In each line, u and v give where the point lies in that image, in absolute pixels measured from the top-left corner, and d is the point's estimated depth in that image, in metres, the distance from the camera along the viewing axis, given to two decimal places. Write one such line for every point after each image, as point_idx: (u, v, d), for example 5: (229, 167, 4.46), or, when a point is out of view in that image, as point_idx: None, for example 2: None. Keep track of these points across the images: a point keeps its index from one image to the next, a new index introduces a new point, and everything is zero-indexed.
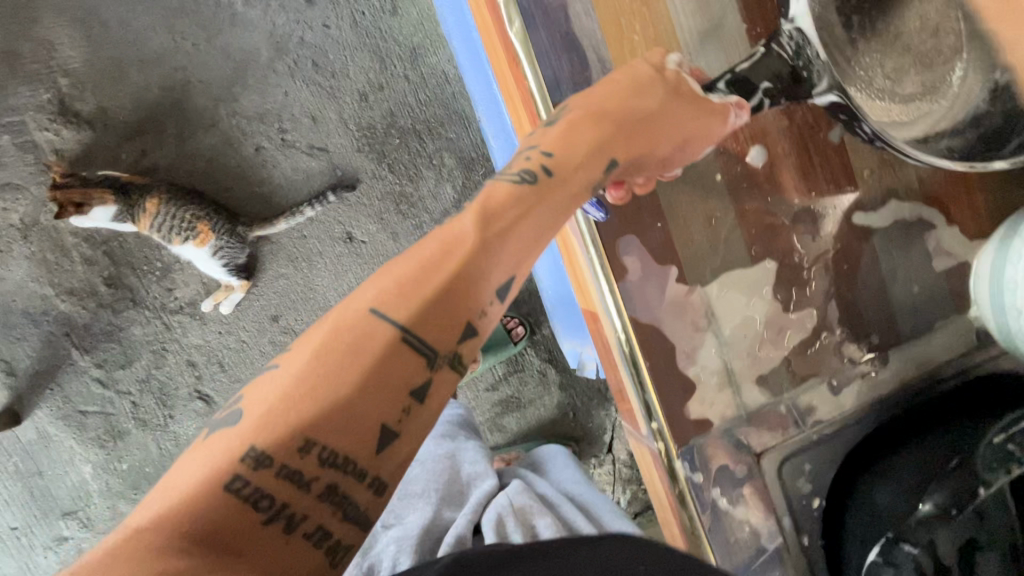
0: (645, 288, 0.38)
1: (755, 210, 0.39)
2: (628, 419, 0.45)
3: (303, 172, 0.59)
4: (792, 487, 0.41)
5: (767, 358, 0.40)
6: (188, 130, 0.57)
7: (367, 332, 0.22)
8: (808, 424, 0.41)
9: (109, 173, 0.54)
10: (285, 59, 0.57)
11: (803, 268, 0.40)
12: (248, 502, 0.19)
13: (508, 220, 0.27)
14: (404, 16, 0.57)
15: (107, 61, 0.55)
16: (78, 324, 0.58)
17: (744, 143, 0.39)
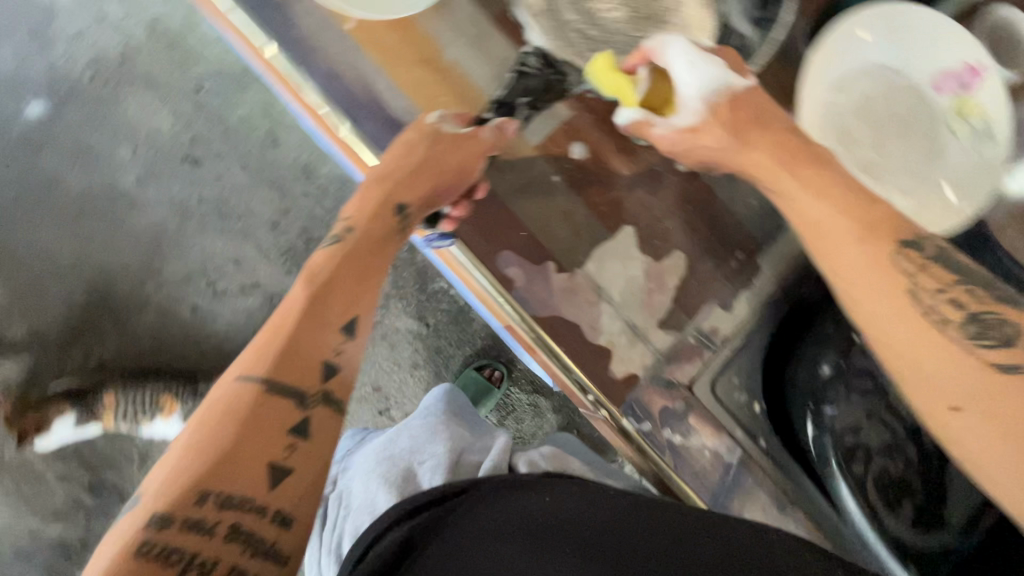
0: (533, 288, 0.44)
1: (597, 191, 0.46)
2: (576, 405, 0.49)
3: (242, 312, 0.68)
4: (731, 401, 0.46)
5: (660, 303, 0.46)
6: (125, 316, 0.67)
7: (235, 397, 0.28)
8: (719, 343, 0.46)
9: (64, 384, 0.65)
10: (190, 220, 0.67)
11: (658, 220, 0.47)
12: (161, 560, 0.24)
13: (328, 278, 0.35)
14: (284, 145, 0.67)
15: (27, 290, 0.66)
16: (74, 540, 0.66)
17: (565, 144, 0.46)
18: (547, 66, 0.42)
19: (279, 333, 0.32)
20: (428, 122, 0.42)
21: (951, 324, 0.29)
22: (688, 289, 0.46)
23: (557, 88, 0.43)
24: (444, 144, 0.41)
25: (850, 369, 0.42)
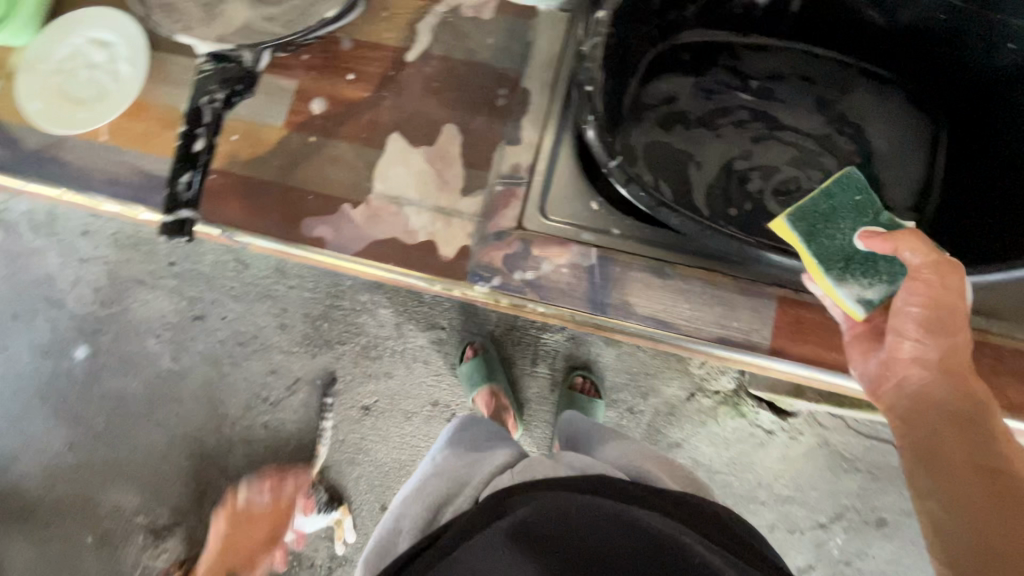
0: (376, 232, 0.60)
1: (369, 116, 0.64)
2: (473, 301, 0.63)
3: (301, 405, 1.28)
4: (563, 211, 0.60)
5: (454, 168, 0.62)
6: (227, 460, 1.28)
7: None
8: (516, 169, 0.61)
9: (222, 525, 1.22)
10: (251, 346, 1.31)
11: (424, 107, 0.64)
12: None
13: None
14: (268, 272, 1.33)
15: (193, 457, 1.30)
16: (282, 567, 1.23)
17: (305, 109, 0.64)
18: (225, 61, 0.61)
19: None
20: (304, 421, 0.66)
21: (964, 414, 0.51)
22: (473, 148, 0.62)
23: (234, 68, 0.61)
24: None
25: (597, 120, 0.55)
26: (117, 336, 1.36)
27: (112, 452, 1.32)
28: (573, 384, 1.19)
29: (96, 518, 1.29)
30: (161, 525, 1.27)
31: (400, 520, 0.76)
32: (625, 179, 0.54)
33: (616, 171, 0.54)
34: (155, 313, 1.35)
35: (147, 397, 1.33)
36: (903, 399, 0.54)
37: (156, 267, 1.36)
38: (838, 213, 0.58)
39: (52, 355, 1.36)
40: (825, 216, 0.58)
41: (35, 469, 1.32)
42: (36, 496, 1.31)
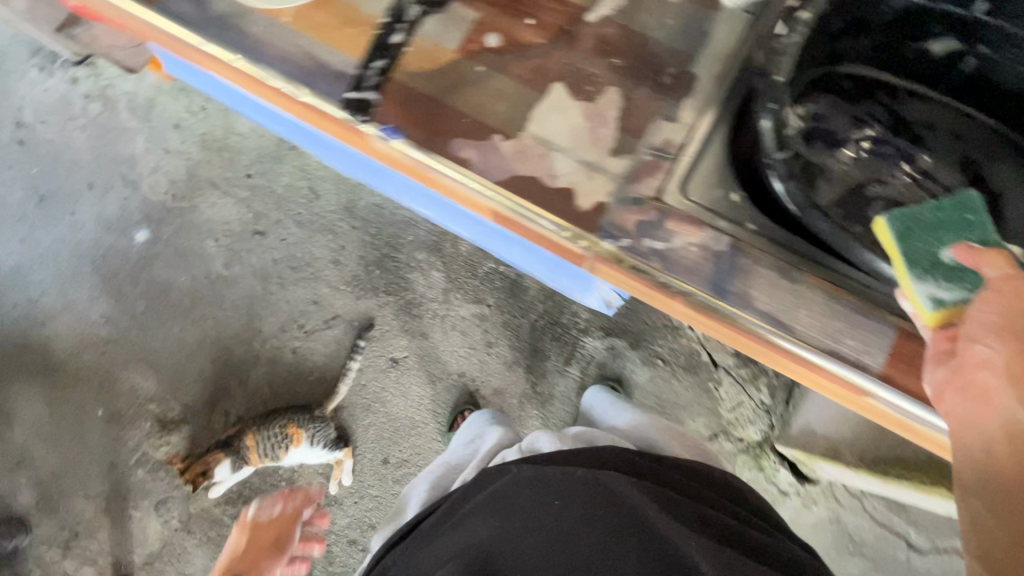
0: (488, 158, 0.49)
1: (507, 20, 0.52)
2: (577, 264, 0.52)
3: (332, 340, 1.29)
4: (708, 200, 0.48)
5: (592, 97, 0.50)
6: (247, 374, 1.30)
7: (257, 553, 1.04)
8: (671, 123, 0.49)
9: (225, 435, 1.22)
10: (304, 271, 1.33)
11: (571, 20, 0.52)
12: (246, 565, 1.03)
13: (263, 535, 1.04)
14: (336, 205, 1.36)
15: (216, 362, 1.31)
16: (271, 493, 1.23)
17: (478, 39, 0.52)
18: None
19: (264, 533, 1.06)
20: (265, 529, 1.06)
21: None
22: (621, 84, 0.50)
23: None
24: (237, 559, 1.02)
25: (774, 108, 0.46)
26: (179, 229, 1.39)
27: (144, 337, 1.34)
28: None
29: (111, 395, 1.32)
30: (170, 419, 1.29)
31: (416, 492, 0.85)
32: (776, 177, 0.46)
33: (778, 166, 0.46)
34: (221, 218, 1.39)
35: (191, 294, 1.35)
36: (965, 409, 0.37)
37: (232, 174, 1.40)
38: (947, 225, 0.42)
39: (114, 231, 1.41)
40: (932, 221, 0.42)
41: (68, 333, 1.36)
42: (62, 359, 1.35)
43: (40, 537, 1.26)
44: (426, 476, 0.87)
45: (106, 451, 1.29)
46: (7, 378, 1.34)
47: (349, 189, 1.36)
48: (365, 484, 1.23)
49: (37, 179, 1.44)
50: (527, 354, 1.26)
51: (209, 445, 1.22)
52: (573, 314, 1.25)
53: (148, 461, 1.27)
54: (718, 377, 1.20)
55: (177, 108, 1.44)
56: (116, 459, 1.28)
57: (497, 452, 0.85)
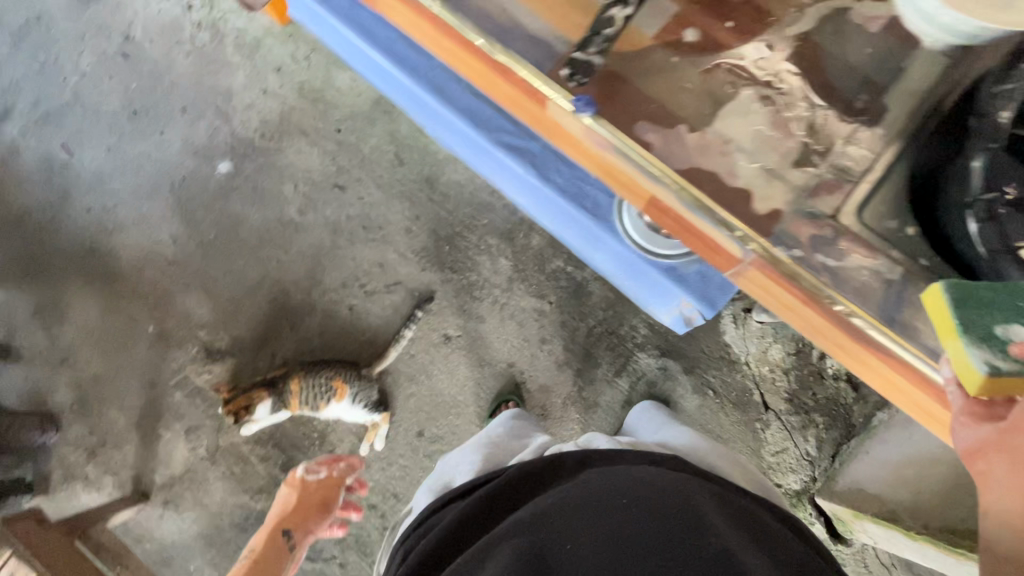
0: (670, 146, 0.50)
1: (707, 22, 0.53)
2: (726, 263, 0.53)
3: (389, 305, 1.30)
4: (883, 228, 0.48)
5: (784, 114, 0.51)
6: (301, 321, 1.31)
7: (291, 521, 1.04)
8: (855, 147, 0.50)
9: (270, 376, 1.23)
10: (375, 233, 1.35)
11: (770, 34, 0.53)
12: (285, 537, 1.02)
13: (298, 511, 1.05)
14: (419, 175, 1.37)
15: (273, 304, 1.32)
16: (301, 442, 1.24)
17: (678, 34, 0.53)
18: None
19: (293, 504, 1.06)
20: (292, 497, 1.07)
21: None
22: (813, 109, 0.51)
23: None
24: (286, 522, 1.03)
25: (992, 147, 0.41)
26: (261, 168, 1.41)
27: (207, 265, 1.36)
28: None
29: (164, 314, 1.33)
30: (217, 349, 1.30)
31: (462, 463, 0.77)
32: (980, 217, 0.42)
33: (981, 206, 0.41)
34: (304, 165, 1.41)
35: (261, 232, 1.37)
36: (1007, 479, 0.37)
37: (322, 125, 1.42)
38: (997, 298, 0.38)
39: (198, 158, 1.43)
40: (990, 298, 0.38)
41: (135, 246, 1.38)
42: (124, 270, 1.36)
43: (69, 438, 1.27)
44: (474, 449, 0.80)
45: (149, 368, 1.30)
46: (67, 277, 1.36)
47: (433, 162, 1.37)
48: (396, 452, 1.23)
49: (133, 93, 1.47)
50: (579, 357, 1.25)
51: (253, 381, 1.23)
52: (632, 327, 1.25)
53: (188, 386, 1.28)
54: (765, 419, 1.19)
55: (282, 52, 1.46)
56: (157, 377, 1.29)
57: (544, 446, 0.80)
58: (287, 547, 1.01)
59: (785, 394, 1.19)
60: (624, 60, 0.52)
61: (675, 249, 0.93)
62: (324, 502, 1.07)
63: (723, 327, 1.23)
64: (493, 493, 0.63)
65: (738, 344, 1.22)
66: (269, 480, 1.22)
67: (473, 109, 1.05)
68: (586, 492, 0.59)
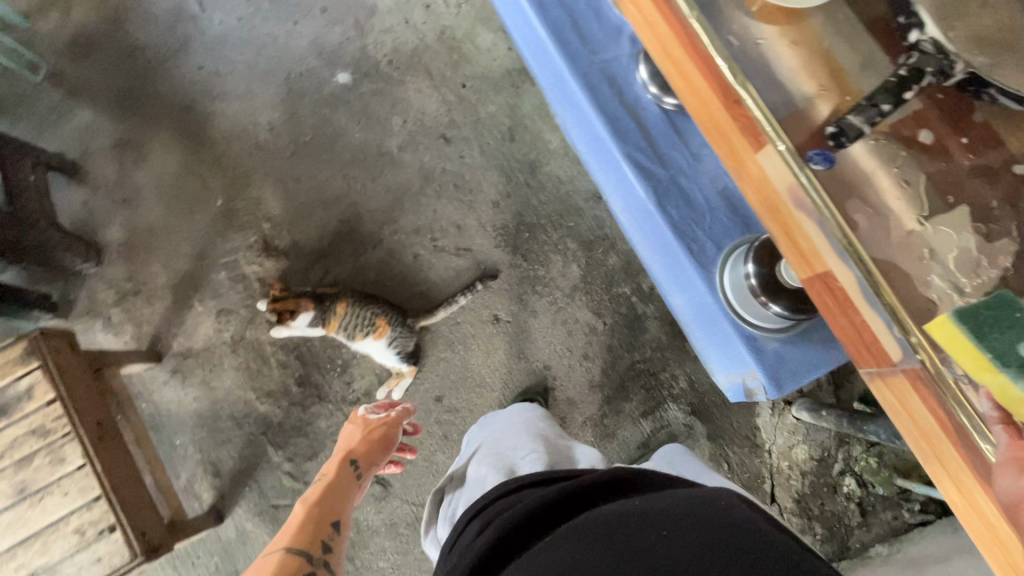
0: (875, 233, 0.51)
1: (942, 133, 0.55)
2: (870, 365, 0.52)
3: (452, 267, 1.30)
4: None
5: (982, 248, 0.51)
6: (363, 251, 1.30)
7: (366, 447, 1.00)
8: None
9: (318, 290, 1.23)
10: (463, 194, 1.34)
11: (991, 168, 0.54)
12: (355, 463, 0.97)
13: (370, 441, 1.01)
14: (524, 157, 1.37)
15: (342, 223, 1.32)
16: (323, 364, 1.23)
17: (913, 131, 0.55)
18: (944, 52, 0.52)
19: (367, 435, 1.02)
20: (367, 423, 1.04)
21: None
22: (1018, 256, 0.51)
23: (946, 78, 0.53)
24: (359, 448, 0.99)
25: None
26: (377, 93, 1.41)
27: (293, 164, 1.35)
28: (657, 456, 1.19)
29: (238, 194, 1.32)
30: (275, 246, 1.29)
31: (523, 452, 0.71)
32: None
33: None
34: (419, 105, 1.40)
35: (356, 153, 1.37)
36: None
37: (449, 73, 1.42)
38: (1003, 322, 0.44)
39: (321, 59, 1.42)
40: (996, 318, 0.45)
41: (232, 120, 1.37)
42: (214, 138, 1.35)
43: (105, 276, 1.25)
44: (532, 439, 0.75)
45: (204, 239, 1.29)
46: (157, 124, 1.35)
47: (541, 150, 1.37)
48: (409, 408, 1.23)
49: None
50: (613, 385, 1.25)
51: (303, 289, 1.23)
52: (673, 376, 1.25)
53: (236, 270, 1.28)
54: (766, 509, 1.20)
55: None
56: (209, 250, 1.28)
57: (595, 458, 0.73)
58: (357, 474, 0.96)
59: (795, 494, 1.19)
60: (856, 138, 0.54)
61: (767, 322, 0.92)
62: (396, 431, 1.04)
63: (758, 411, 1.23)
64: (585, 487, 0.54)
65: (766, 431, 1.22)
66: (281, 388, 1.22)
67: (615, 116, 1.05)
68: (672, 506, 0.47)
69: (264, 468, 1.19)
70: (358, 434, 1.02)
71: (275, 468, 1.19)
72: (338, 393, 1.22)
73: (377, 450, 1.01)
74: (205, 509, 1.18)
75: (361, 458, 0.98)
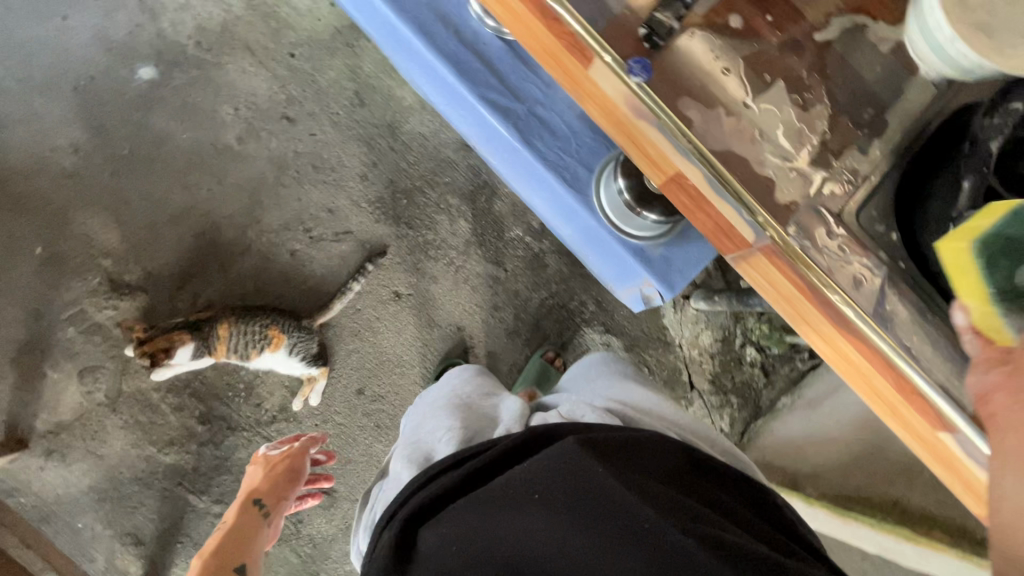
0: (709, 128, 0.53)
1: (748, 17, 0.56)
2: (732, 249, 0.56)
3: (336, 255, 1.21)
4: (872, 230, 0.54)
5: (804, 120, 0.55)
6: (231, 262, 1.18)
7: (270, 482, 1.00)
8: (857, 160, 0.55)
9: (192, 318, 1.10)
10: (326, 175, 1.24)
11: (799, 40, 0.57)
12: (256, 501, 0.98)
13: (273, 473, 1.01)
14: (381, 121, 1.28)
15: (198, 238, 1.18)
16: (224, 393, 1.13)
17: (723, 18, 0.56)
18: None
19: (271, 465, 1.01)
20: (270, 456, 1.03)
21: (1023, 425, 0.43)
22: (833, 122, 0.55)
23: None
24: (264, 482, 1.00)
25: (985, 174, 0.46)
26: (193, 82, 1.23)
27: (117, 185, 1.16)
28: (545, 355, 1.24)
29: (58, 236, 1.13)
30: (126, 283, 1.13)
31: (441, 433, 0.70)
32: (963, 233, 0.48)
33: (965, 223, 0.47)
34: (248, 87, 1.25)
35: (189, 156, 1.20)
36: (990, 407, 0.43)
37: (272, 45, 1.27)
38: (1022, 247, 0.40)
39: (111, 55, 1.20)
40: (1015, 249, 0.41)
41: (21, 150, 1.14)
42: (4, 176, 1.13)
43: None
44: (450, 414, 0.74)
45: (33, 296, 1.10)
46: None
47: (397, 109, 1.28)
48: (332, 409, 1.17)
49: None
50: (529, 327, 1.27)
51: (173, 323, 1.10)
52: (582, 303, 1.29)
53: (85, 321, 1.10)
54: (689, 397, 1.31)
55: None
56: (43, 308, 1.10)
57: (518, 410, 0.73)
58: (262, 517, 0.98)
59: (709, 376, 1.30)
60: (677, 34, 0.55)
61: (647, 232, 0.95)
62: (302, 454, 1.04)
63: (663, 312, 1.32)
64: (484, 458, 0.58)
65: (674, 328, 1.32)
66: (183, 431, 1.11)
67: (459, 58, 1.00)
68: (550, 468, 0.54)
69: (191, 518, 1.09)
70: (261, 468, 1.02)
71: (203, 515, 1.10)
72: (250, 418, 1.13)
73: (281, 480, 1.01)
74: None
75: (263, 491, 0.99)
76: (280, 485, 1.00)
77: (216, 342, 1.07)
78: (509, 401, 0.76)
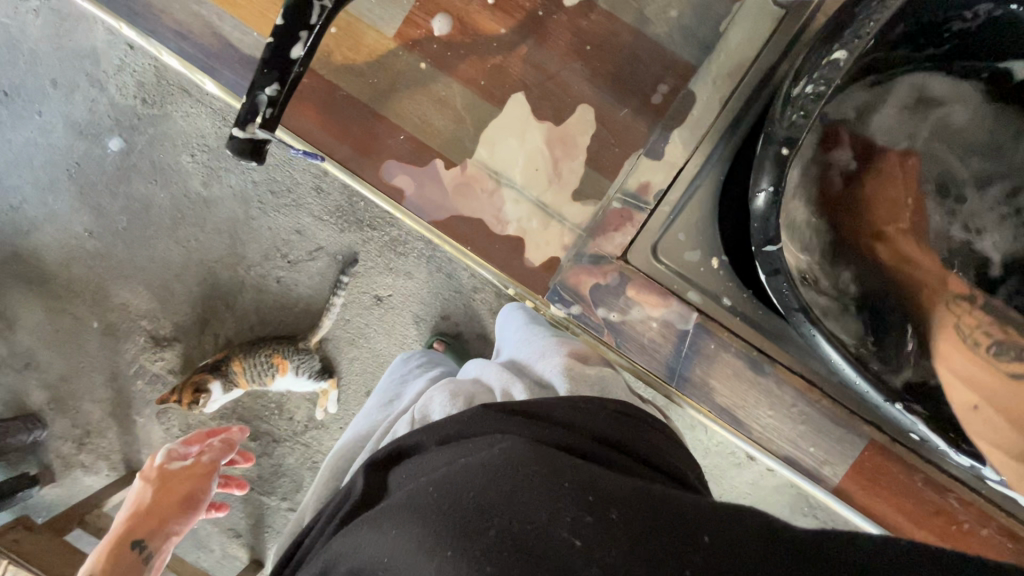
0: (440, 203, 0.90)
1: (496, 88, 0.89)
2: (504, 269, 0.90)
3: (316, 274, 1.27)
4: (672, 252, 0.86)
5: (569, 168, 0.89)
6: (235, 301, 1.30)
7: (173, 486, 1.14)
8: (630, 195, 0.87)
9: (210, 362, 1.22)
10: (282, 197, 1.25)
11: None
12: (157, 502, 1.13)
13: (176, 480, 1.15)
14: None
15: (203, 285, 1.30)
16: (263, 414, 1.30)
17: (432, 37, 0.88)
18: None
19: (176, 473, 1.15)
20: (173, 463, 1.16)
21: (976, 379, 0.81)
22: (595, 158, 0.89)
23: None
24: (168, 485, 1.14)
25: (779, 192, 0.70)
26: (153, 140, 1.29)
27: (130, 254, 1.31)
28: None
29: (105, 309, 1.33)
30: (164, 337, 1.32)
31: (318, 483, 0.75)
32: (770, 238, 0.72)
33: (770, 231, 0.72)
34: (196, 130, 1.27)
35: (172, 212, 1.30)
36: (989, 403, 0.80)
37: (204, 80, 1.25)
38: None
39: (84, 136, 1.30)
40: None
41: (54, 245, 1.32)
42: (52, 270, 1.33)
43: (57, 432, 1.35)
44: (333, 459, 0.78)
45: (106, 361, 1.33)
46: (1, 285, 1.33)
47: None
48: (350, 411, 1.29)
49: None
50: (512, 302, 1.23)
51: (201, 367, 1.23)
52: None
53: (147, 374, 1.33)
54: None
55: None
56: (117, 369, 1.33)
57: (384, 439, 0.75)
58: (142, 557, 1.11)
59: None
60: (375, 85, 0.89)
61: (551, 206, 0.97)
62: (209, 460, 1.16)
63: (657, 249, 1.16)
64: (371, 488, 0.59)
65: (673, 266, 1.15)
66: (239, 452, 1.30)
67: None
68: (426, 482, 0.52)
69: (270, 513, 1.33)
70: (164, 476, 1.15)
71: (278, 510, 1.32)
72: (288, 430, 1.30)
73: (183, 484, 1.15)
74: (247, 562, 1.35)
75: (166, 495, 1.14)
76: (182, 488, 1.15)
77: (239, 375, 1.20)
78: (388, 422, 0.79)
